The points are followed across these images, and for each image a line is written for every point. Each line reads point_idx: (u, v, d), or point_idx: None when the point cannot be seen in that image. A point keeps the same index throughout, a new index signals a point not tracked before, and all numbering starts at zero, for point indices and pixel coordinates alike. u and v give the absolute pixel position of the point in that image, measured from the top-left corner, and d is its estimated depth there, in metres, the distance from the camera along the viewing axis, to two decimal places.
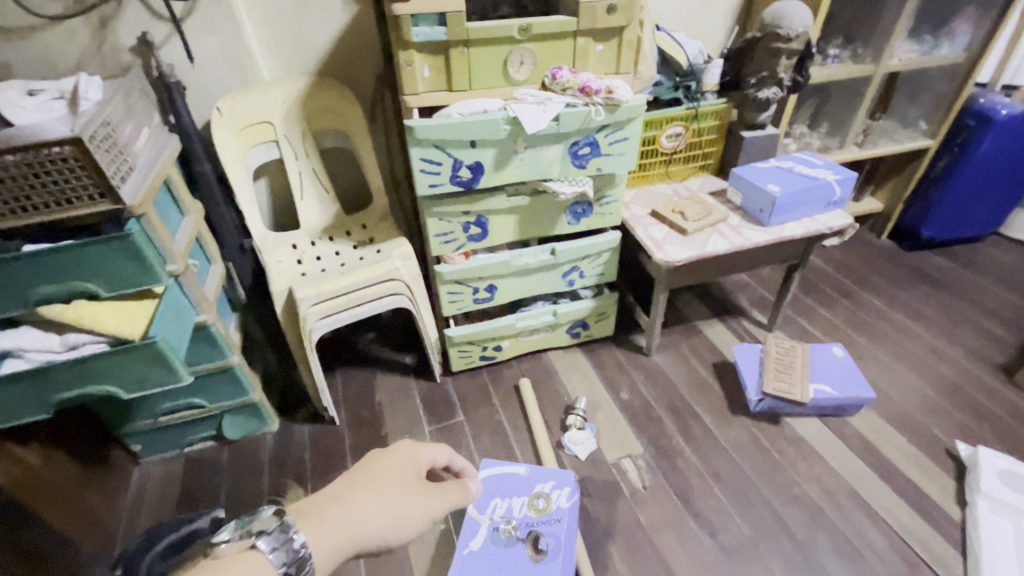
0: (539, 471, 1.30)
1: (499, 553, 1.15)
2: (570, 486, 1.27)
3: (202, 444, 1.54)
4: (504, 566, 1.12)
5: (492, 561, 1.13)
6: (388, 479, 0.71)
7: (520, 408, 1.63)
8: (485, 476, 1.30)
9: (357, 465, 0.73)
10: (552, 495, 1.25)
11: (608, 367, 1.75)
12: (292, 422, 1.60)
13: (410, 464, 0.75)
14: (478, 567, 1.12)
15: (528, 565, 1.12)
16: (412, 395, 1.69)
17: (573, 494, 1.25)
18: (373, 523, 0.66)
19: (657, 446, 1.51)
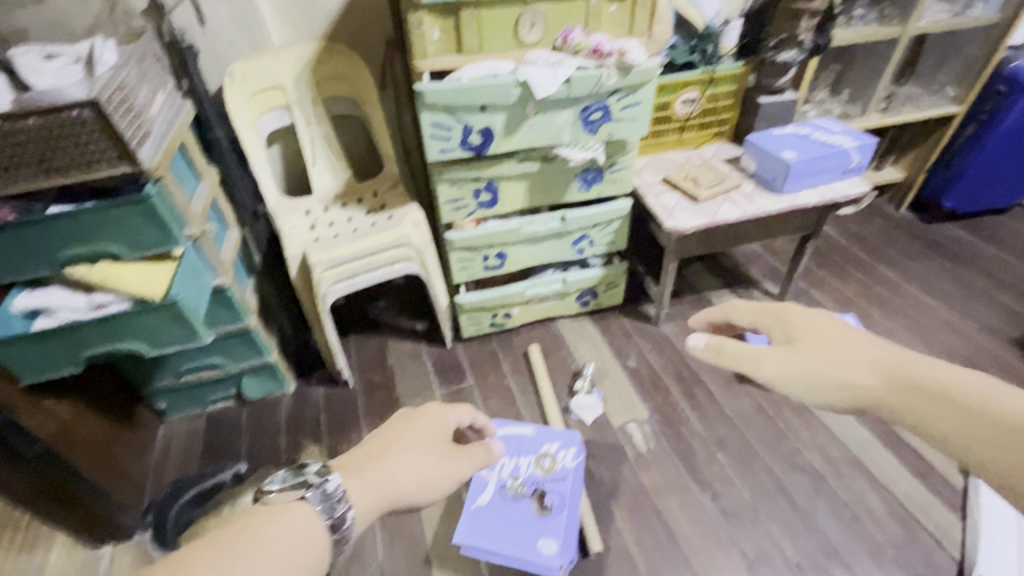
0: (547, 433, 1.34)
1: (506, 508, 1.20)
2: (577, 448, 1.30)
3: (222, 403, 1.61)
4: (511, 520, 1.17)
5: (500, 516, 1.18)
6: (419, 441, 0.74)
7: (529, 374, 1.66)
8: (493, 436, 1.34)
9: (389, 429, 0.76)
10: (559, 455, 1.29)
11: (616, 336, 1.77)
12: (307, 384, 1.66)
13: (439, 426, 0.78)
14: (486, 521, 1.18)
15: (534, 520, 1.17)
16: (423, 360, 1.73)
17: (579, 454, 1.29)
18: (407, 481, 0.69)
19: (662, 412, 1.54)
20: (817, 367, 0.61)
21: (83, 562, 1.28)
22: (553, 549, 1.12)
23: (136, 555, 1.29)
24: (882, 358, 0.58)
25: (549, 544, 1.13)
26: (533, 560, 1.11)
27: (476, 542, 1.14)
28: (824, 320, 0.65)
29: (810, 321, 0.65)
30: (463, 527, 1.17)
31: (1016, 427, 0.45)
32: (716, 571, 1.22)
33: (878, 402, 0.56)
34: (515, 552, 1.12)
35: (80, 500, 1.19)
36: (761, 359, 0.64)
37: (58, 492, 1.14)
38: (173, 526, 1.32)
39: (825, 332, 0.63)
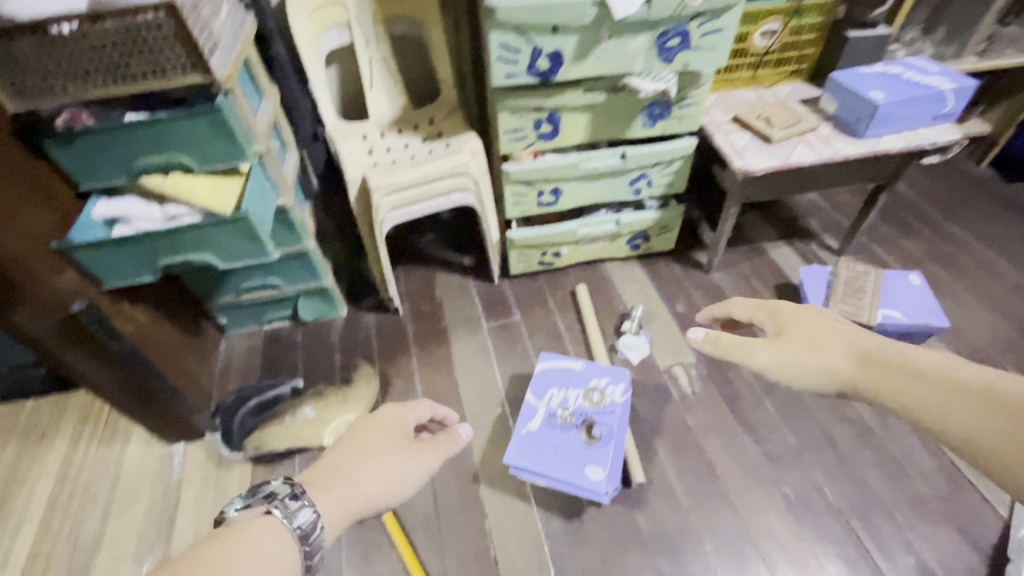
0: (596, 370, 1.35)
1: (556, 434, 1.24)
2: (626, 385, 1.32)
3: (279, 322, 1.67)
4: (559, 447, 1.22)
5: (548, 441, 1.23)
6: (378, 446, 0.79)
7: (575, 313, 1.67)
8: (542, 368, 1.36)
9: (349, 437, 0.81)
10: (608, 391, 1.31)
11: (665, 281, 1.75)
12: (359, 310, 1.70)
13: (395, 426, 0.84)
14: (535, 445, 1.22)
15: (583, 449, 1.21)
16: (470, 293, 1.75)
17: (628, 391, 1.31)
18: (375, 487, 0.75)
19: (710, 358, 1.54)
20: (801, 353, 0.74)
21: (160, 456, 1.39)
22: (601, 476, 1.16)
23: (206, 453, 1.39)
24: (857, 343, 0.71)
25: (597, 471, 1.17)
26: (581, 484, 1.16)
27: (526, 463, 1.19)
28: (810, 316, 0.79)
29: (799, 316, 0.80)
30: (513, 448, 1.22)
31: (946, 383, 0.59)
32: (754, 508, 1.26)
33: (849, 373, 0.69)
34: (563, 475, 1.17)
35: (156, 398, 1.26)
36: (754, 346, 0.78)
37: (138, 387, 1.23)
38: (239, 431, 1.41)
39: (808, 322, 0.78)
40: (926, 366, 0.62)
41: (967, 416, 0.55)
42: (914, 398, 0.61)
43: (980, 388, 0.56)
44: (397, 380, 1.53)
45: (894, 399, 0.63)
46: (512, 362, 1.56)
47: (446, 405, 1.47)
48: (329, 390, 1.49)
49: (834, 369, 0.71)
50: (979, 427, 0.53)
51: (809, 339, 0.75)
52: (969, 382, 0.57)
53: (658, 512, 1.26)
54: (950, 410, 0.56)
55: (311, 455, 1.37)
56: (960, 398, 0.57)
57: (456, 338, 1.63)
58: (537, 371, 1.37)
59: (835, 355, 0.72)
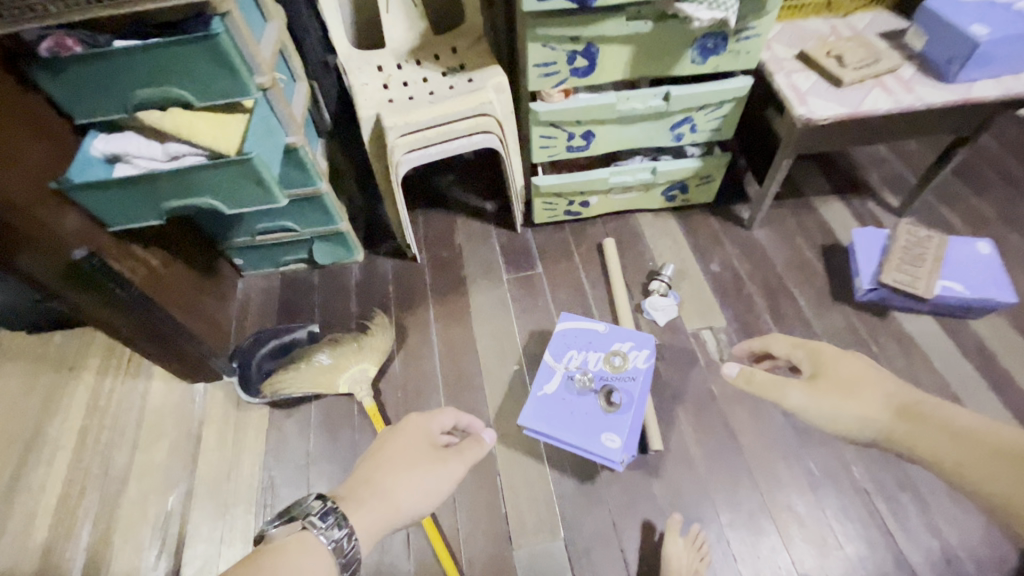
0: (619, 333, 1.28)
1: (573, 398, 1.20)
2: (649, 351, 1.25)
3: (295, 266, 1.63)
4: (575, 412, 1.18)
5: (564, 405, 1.19)
6: (408, 458, 0.91)
7: (601, 268, 1.58)
8: (562, 329, 1.31)
9: (379, 452, 0.92)
10: (630, 356, 1.24)
11: (701, 237, 1.62)
12: (376, 255, 1.64)
13: (419, 441, 0.95)
14: (551, 408, 1.19)
15: (599, 416, 1.17)
16: (492, 242, 1.66)
17: (651, 358, 1.25)
18: (405, 500, 0.87)
19: (743, 323, 1.45)
20: (837, 400, 0.78)
21: (181, 396, 1.42)
22: (617, 444, 1.13)
23: (226, 396, 1.41)
24: (890, 393, 0.77)
25: (613, 439, 1.14)
26: (596, 451, 1.13)
27: (540, 426, 1.16)
28: (848, 363, 0.82)
29: (836, 359, 0.84)
30: (528, 411, 1.18)
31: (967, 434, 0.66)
32: (776, 482, 1.22)
33: (889, 427, 0.73)
34: (577, 441, 1.14)
35: (171, 339, 1.24)
36: (789, 387, 0.82)
37: (151, 329, 1.20)
38: (257, 374, 1.42)
39: (846, 369, 0.82)
40: (956, 424, 0.68)
41: (988, 470, 0.61)
42: (937, 448, 0.68)
43: (1003, 445, 0.62)
44: (414, 330, 1.50)
45: (928, 455, 0.68)
46: (532, 318, 1.50)
47: (463, 360, 1.44)
48: (344, 337, 1.45)
49: (872, 419, 0.75)
50: (997, 482, 0.60)
51: (844, 385, 0.80)
52: (985, 434, 0.65)
53: (674, 478, 1.23)
54: (973, 465, 0.63)
55: (328, 399, 1.40)
56: (980, 453, 0.63)
57: (475, 289, 1.57)
58: (557, 330, 1.31)
59: (870, 404, 0.76)
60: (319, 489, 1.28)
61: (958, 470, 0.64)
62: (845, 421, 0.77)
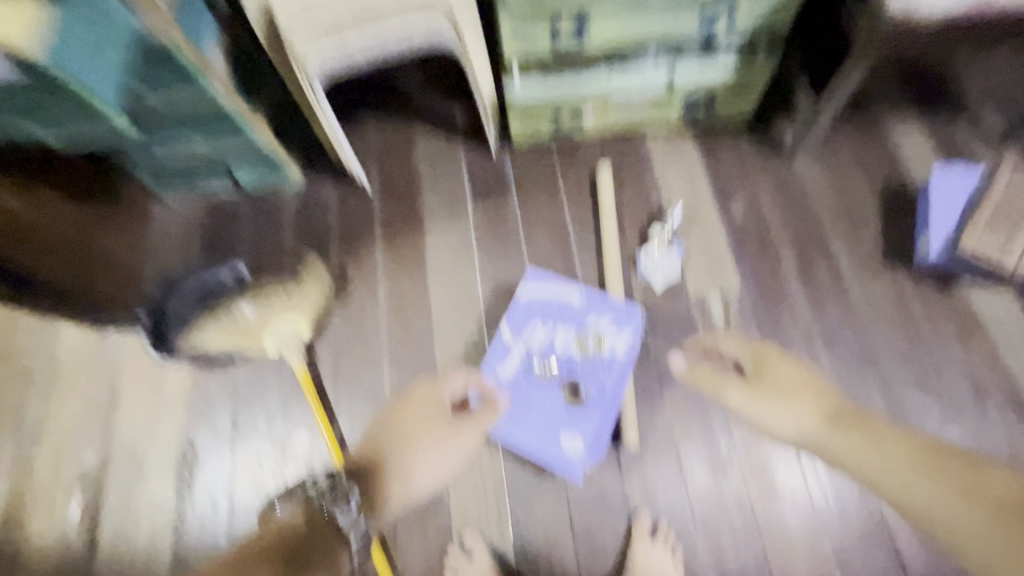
0: (598, 308, 1.04)
1: (531, 388, 0.99)
2: (633, 335, 1.02)
3: (219, 189, 1.33)
4: (533, 406, 0.98)
5: (521, 398, 0.99)
6: (420, 435, 0.82)
7: (591, 206, 1.26)
8: (527, 295, 1.05)
9: (391, 423, 0.86)
10: (607, 340, 1.02)
11: (724, 169, 1.26)
12: (316, 178, 1.34)
13: (430, 404, 0.87)
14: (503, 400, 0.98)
15: (562, 413, 0.97)
16: (458, 165, 1.33)
17: (634, 340, 1.02)
18: (421, 480, 0.81)
19: (761, 287, 1.16)
20: (772, 405, 0.77)
21: (92, 343, 1.24)
22: (579, 451, 0.95)
23: (142, 346, 1.22)
24: (828, 403, 0.75)
25: (575, 443, 0.96)
26: (552, 455, 0.96)
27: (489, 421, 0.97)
28: (790, 367, 0.82)
29: (779, 363, 0.84)
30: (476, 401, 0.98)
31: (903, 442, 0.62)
32: (771, 488, 1.03)
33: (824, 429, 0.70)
34: (531, 442, 0.96)
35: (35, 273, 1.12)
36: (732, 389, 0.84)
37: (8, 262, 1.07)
38: (175, 321, 1.19)
39: (785, 373, 0.82)
40: (888, 434, 0.65)
41: (934, 495, 0.56)
42: (857, 458, 0.64)
43: (929, 452, 0.60)
44: (357, 275, 1.24)
45: (852, 465, 0.64)
46: (501, 268, 1.22)
47: (415, 318, 1.20)
48: (272, 286, 1.22)
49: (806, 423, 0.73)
50: (931, 500, 0.55)
51: (783, 390, 0.79)
52: (922, 443, 0.61)
53: (651, 476, 1.05)
54: (905, 481, 0.58)
55: (255, 358, 1.19)
56: (917, 466, 0.59)
57: (434, 227, 1.28)
58: (521, 297, 1.05)
59: (803, 408, 0.75)
60: (247, 460, 1.13)
61: (889, 482, 0.59)
62: (778, 424, 0.76)
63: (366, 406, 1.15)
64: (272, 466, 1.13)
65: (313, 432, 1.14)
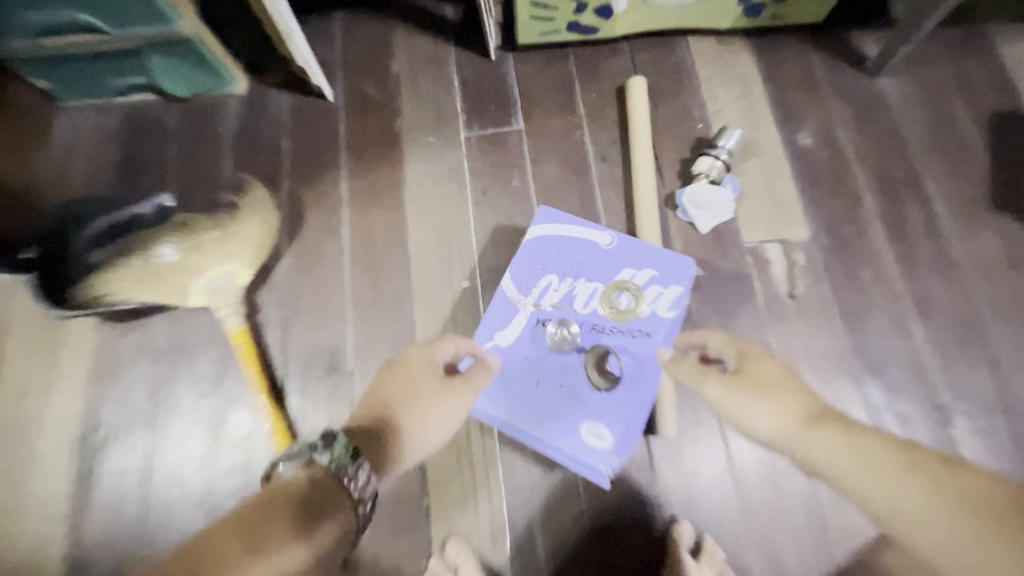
0: (633, 253, 0.76)
1: (542, 361, 0.74)
2: (683, 289, 0.74)
3: (140, 97, 1.04)
4: (544, 387, 0.73)
5: (527, 374, 0.73)
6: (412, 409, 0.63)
7: (618, 130, 0.98)
8: (537, 239, 0.78)
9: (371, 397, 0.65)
10: (647, 295, 0.74)
11: (788, 88, 0.99)
12: (264, 87, 1.04)
13: (422, 374, 0.65)
14: (505, 378, 0.73)
15: (583, 395, 0.72)
16: (448, 75, 1.04)
17: (683, 298, 0.74)
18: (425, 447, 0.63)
19: (835, 236, 0.90)
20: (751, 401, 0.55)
21: None
22: (606, 447, 0.70)
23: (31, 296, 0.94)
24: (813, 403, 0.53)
25: (600, 436, 0.71)
26: (569, 453, 0.71)
27: (485, 405, 0.73)
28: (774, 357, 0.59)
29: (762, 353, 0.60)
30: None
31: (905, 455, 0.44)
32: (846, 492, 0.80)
33: (805, 433, 0.50)
34: (541, 435, 0.72)
35: None
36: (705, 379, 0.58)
37: None
38: (75, 266, 0.93)
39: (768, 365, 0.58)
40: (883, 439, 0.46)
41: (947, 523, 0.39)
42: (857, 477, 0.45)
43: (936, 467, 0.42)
44: (314, 211, 0.96)
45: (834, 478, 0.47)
46: (500, 206, 0.95)
47: (388, 268, 0.93)
48: (195, 222, 0.93)
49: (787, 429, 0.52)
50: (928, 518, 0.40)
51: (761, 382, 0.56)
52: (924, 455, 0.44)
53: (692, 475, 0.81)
54: (896, 493, 0.42)
55: (179, 313, 0.91)
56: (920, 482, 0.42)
57: (415, 153, 0.99)
58: (529, 239, 0.79)
59: (787, 406, 0.53)
60: (166, 449, 0.87)
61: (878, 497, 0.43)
62: (756, 426, 0.54)
63: (323, 378, 0.89)
64: (199, 452, 0.86)
65: (253, 410, 0.87)
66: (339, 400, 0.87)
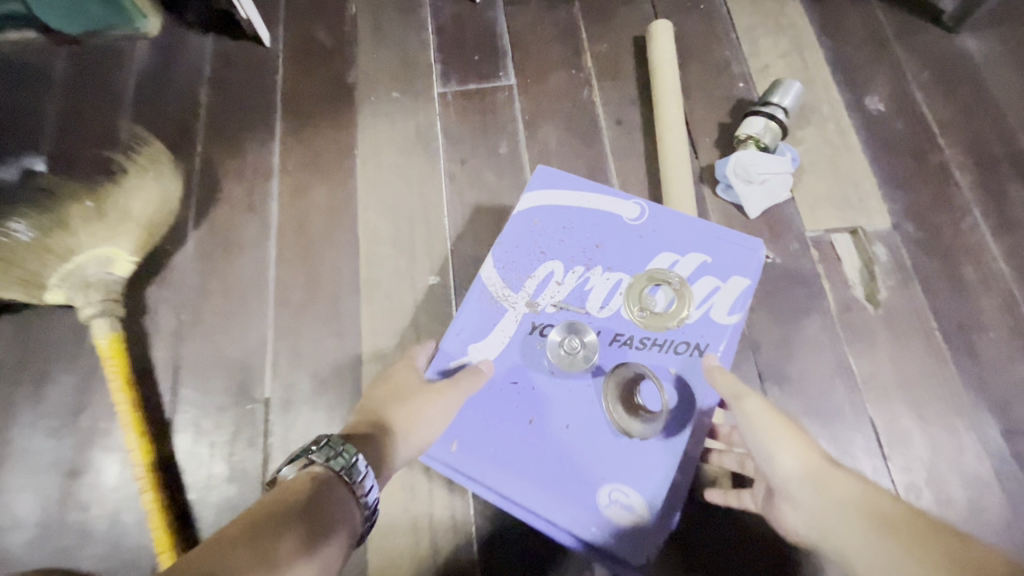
0: (671, 233, 0.55)
1: (540, 390, 0.50)
2: (745, 284, 0.53)
3: (18, 35, 0.79)
4: (542, 429, 0.49)
5: (517, 410, 0.50)
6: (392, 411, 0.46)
7: (637, 90, 0.77)
8: (532, 212, 0.56)
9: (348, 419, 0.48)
10: (694, 292, 0.52)
11: (850, 42, 0.78)
12: (181, 27, 0.80)
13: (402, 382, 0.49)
14: (484, 416, 0.49)
15: (604, 441, 0.48)
16: (420, 19, 0.81)
17: (746, 298, 0.52)
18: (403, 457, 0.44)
19: (925, 224, 0.68)
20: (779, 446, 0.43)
21: None
22: (639, 523, 0.46)
23: None
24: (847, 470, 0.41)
25: (630, 506, 0.47)
26: (580, 534, 0.47)
27: (454, 457, 0.49)
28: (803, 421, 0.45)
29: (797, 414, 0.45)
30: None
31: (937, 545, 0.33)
32: None
33: (839, 480, 0.40)
34: (538, 505, 0.48)
35: None
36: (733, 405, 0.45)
37: None
38: None
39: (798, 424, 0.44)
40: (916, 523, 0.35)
41: None
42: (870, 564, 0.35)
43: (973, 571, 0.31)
44: (236, 182, 0.72)
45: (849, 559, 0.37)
46: (482, 179, 0.72)
47: (331, 257, 0.69)
48: (63, 189, 0.66)
49: (827, 475, 0.40)
50: None
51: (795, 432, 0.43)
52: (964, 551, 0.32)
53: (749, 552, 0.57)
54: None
55: (34, 315, 0.66)
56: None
57: (373, 111, 0.76)
58: (522, 212, 0.56)
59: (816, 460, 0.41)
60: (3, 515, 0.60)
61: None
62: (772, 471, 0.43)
63: (228, 407, 0.63)
64: (37, 517, 0.59)
65: (124, 455, 0.61)
66: (248, 439, 0.62)
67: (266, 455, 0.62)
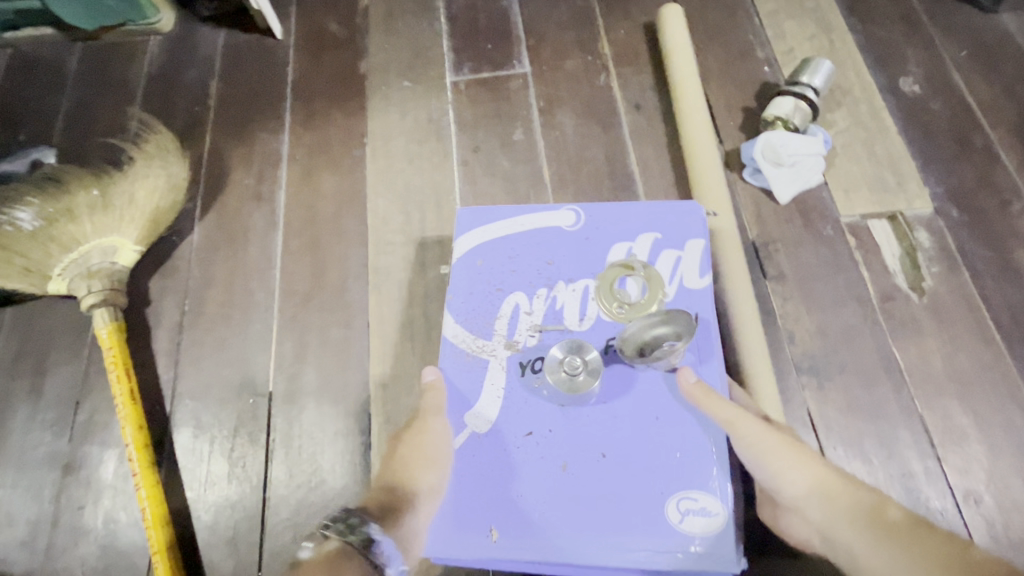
0: (612, 223, 0.53)
1: (559, 430, 0.46)
2: (701, 245, 0.51)
3: (35, 31, 0.79)
4: (580, 473, 0.45)
5: (545, 462, 0.45)
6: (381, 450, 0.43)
7: (656, 75, 0.74)
8: (472, 254, 0.53)
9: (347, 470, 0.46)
10: (660, 271, 0.50)
11: (880, 24, 0.75)
12: (193, 22, 0.80)
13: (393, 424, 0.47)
14: (513, 485, 0.45)
15: (649, 472, 0.44)
16: (434, 9, 0.80)
17: (704, 257, 0.51)
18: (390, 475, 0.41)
19: (971, 208, 0.64)
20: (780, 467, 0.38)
21: None
22: (723, 523, 0.43)
23: None
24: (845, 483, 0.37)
25: (705, 509, 0.43)
26: (670, 566, 0.42)
27: (499, 547, 0.44)
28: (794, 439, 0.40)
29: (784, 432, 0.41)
30: (445, 518, 0.45)
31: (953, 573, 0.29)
32: None
33: (848, 490, 0.36)
34: (617, 559, 0.42)
35: None
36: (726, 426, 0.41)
37: None
38: None
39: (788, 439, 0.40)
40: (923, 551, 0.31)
41: None
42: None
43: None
44: (245, 171, 0.71)
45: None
46: (496, 167, 0.69)
47: (339, 247, 0.66)
48: (68, 177, 0.64)
49: (835, 489, 0.36)
50: None
51: (793, 452, 0.39)
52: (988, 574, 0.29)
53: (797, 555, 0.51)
54: None
55: (37, 306, 0.64)
56: None
57: (385, 100, 0.74)
58: (463, 258, 0.53)
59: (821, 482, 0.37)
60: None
61: None
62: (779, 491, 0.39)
63: (230, 402, 0.60)
64: (28, 516, 0.57)
65: (120, 451, 0.58)
66: (249, 434, 0.59)
67: (269, 451, 0.58)
